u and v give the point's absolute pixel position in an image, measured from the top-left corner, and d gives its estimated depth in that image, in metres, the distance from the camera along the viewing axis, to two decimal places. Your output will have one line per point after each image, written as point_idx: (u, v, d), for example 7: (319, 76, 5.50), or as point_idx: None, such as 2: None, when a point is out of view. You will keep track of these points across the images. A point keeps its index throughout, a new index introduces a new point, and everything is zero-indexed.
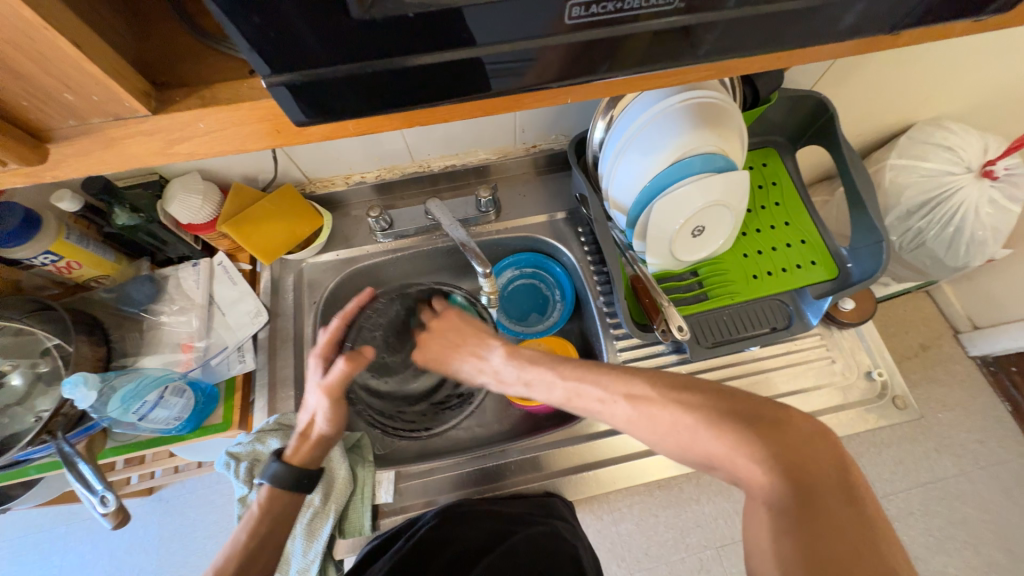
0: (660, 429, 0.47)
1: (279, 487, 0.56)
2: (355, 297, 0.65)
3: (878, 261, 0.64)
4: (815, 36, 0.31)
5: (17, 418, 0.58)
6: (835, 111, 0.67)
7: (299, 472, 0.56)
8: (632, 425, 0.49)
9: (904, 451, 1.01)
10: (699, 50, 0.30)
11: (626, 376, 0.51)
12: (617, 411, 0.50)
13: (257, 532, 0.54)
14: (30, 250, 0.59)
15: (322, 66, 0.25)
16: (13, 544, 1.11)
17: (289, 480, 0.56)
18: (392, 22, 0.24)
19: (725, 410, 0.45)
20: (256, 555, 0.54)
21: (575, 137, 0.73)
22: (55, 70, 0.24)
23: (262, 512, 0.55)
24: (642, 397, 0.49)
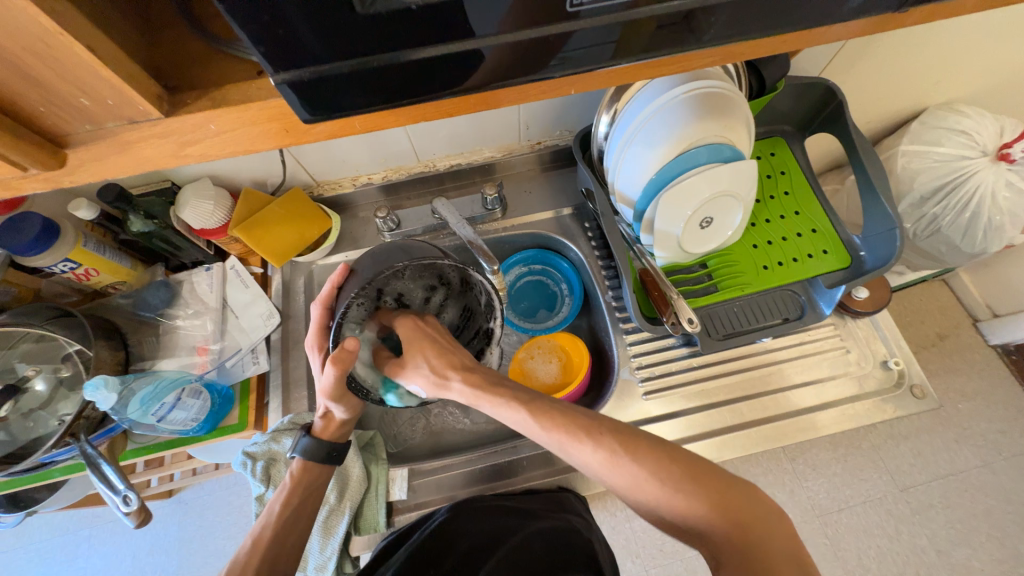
0: (625, 485, 0.44)
1: (312, 459, 0.57)
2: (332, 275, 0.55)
3: (891, 248, 0.63)
4: (819, 18, 0.30)
5: (41, 421, 0.60)
6: (843, 97, 0.66)
7: (329, 446, 0.58)
8: (607, 471, 0.45)
9: (923, 443, 0.99)
10: (702, 37, 0.30)
11: (603, 421, 0.47)
12: (596, 451, 0.45)
13: (290, 503, 0.56)
14: (49, 258, 0.60)
15: (327, 61, 0.26)
16: (39, 546, 1.13)
17: (319, 453, 0.58)
18: (394, 15, 0.24)
19: (683, 478, 0.42)
20: (283, 535, 0.54)
21: (580, 132, 0.73)
22: (72, 76, 0.24)
23: (295, 483, 0.57)
24: (631, 443, 0.45)
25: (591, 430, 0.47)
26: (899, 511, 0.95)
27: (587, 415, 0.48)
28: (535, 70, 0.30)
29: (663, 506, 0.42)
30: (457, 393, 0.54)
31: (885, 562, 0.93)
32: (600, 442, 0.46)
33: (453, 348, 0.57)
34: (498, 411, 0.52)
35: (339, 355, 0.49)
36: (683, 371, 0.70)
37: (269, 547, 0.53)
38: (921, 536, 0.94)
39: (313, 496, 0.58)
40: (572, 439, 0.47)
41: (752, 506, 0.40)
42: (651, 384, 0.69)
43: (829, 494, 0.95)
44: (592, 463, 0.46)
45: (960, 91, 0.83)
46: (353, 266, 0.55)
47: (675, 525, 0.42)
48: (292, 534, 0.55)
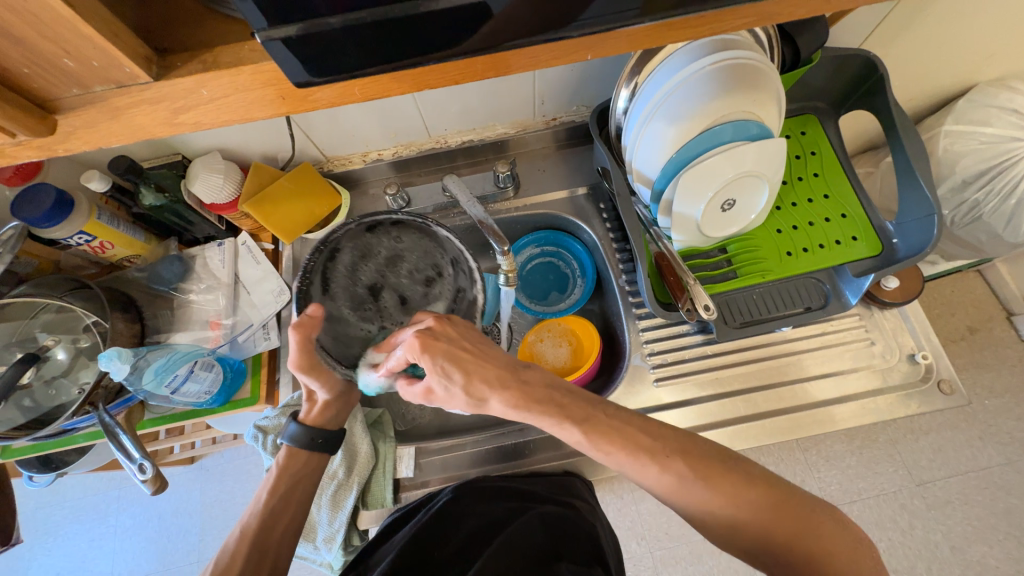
0: (694, 504, 0.44)
1: (300, 445, 0.58)
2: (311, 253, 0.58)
3: (928, 236, 0.59)
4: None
5: (63, 389, 0.61)
6: (885, 70, 0.61)
7: (314, 432, 0.58)
8: (673, 493, 0.44)
9: (945, 438, 0.96)
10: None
11: (668, 442, 0.46)
12: (663, 475, 0.44)
13: (276, 490, 0.56)
14: (64, 230, 0.61)
15: (327, 16, 0.24)
16: (73, 504, 1.20)
17: (304, 441, 0.58)
18: None
19: (766, 501, 0.43)
20: (270, 524, 0.55)
21: (597, 107, 0.69)
22: (53, 35, 0.23)
23: (283, 469, 0.57)
24: (702, 466, 0.44)
25: (655, 451, 0.45)
26: (914, 506, 0.93)
27: (650, 437, 0.46)
28: (546, 30, 0.28)
29: (740, 529, 0.43)
30: (500, 405, 0.47)
31: (896, 556, 0.92)
32: (668, 467, 0.44)
33: (490, 352, 0.48)
34: (551, 426, 0.47)
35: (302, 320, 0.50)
36: (696, 360, 0.68)
37: (257, 535, 0.53)
38: (936, 532, 0.92)
39: (302, 483, 0.58)
40: (635, 462, 0.45)
41: (831, 527, 0.42)
42: (663, 371, 0.68)
43: (841, 486, 0.93)
44: (657, 486, 0.45)
45: (1015, 65, 0.76)
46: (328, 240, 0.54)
47: (742, 543, 0.43)
48: (279, 523, 0.55)
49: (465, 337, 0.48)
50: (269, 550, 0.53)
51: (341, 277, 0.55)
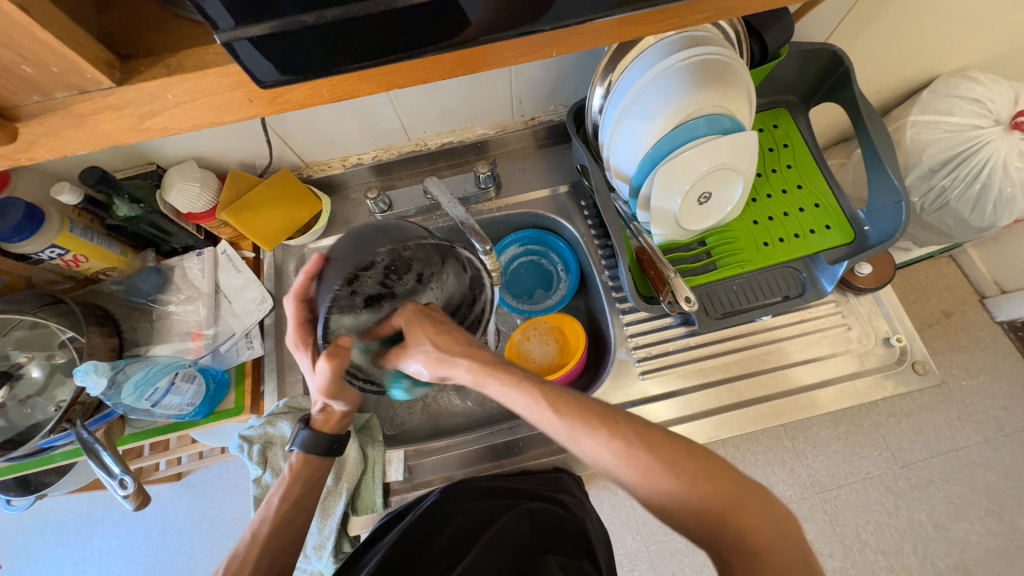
0: (646, 472, 0.43)
1: (313, 453, 0.56)
2: (302, 267, 0.52)
3: (896, 222, 0.61)
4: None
5: (39, 407, 0.60)
6: (850, 63, 0.63)
7: (329, 439, 0.56)
8: (621, 462, 0.44)
9: (925, 419, 0.99)
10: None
11: (614, 408, 0.47)
12: (611, 442, 0.44)
13: (289, 496, 0.55)
14: (35, 244, 0.60)
15: (299, 15, 0.24)
16: (54, 528, 1.16)
17: (320, 447, 0.57)
18: None
19: (698, 466, 0.43)
20: (285, 527, 0.54)
21: (574, 105, 0.70)
22: (7, 40, 0.23)
23: (294, 476, 0.56)
24: (650, 436, 0.44)
25: (607, 421, 0.45)
26: (899, 487, 0.95)
27: (601, 404, 0.47)
28: (514, 24, 0.28)
29: (670, 494, 0.42)
30: (462, 370, 0.47)
31: (883, 537, 0.94)
32: (616, 433, 0.44)
33: (461, 327, 0.51)
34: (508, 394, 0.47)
35: (335, 349, 0.46)
36: (680, 351, 0.69)
37: (270, 541, 0.53)
38: (920, 511, 0.94)
39: (314, 488, 0.57)
40: (586, 431, 0.45)
41: (759, 503, 0.42)
42: (648, 364, 0.69)
43: (828, 471, 0.96)
44: (605, 455, 0.44)
45: (974, 57, 0.79)
46: (326, 254, 0.52)
47: (676, 517, 0.43)
48: (292, 529, 0.54)
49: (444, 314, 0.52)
50: (281, 558, 0.53)
51: (344, 297, 0.49)
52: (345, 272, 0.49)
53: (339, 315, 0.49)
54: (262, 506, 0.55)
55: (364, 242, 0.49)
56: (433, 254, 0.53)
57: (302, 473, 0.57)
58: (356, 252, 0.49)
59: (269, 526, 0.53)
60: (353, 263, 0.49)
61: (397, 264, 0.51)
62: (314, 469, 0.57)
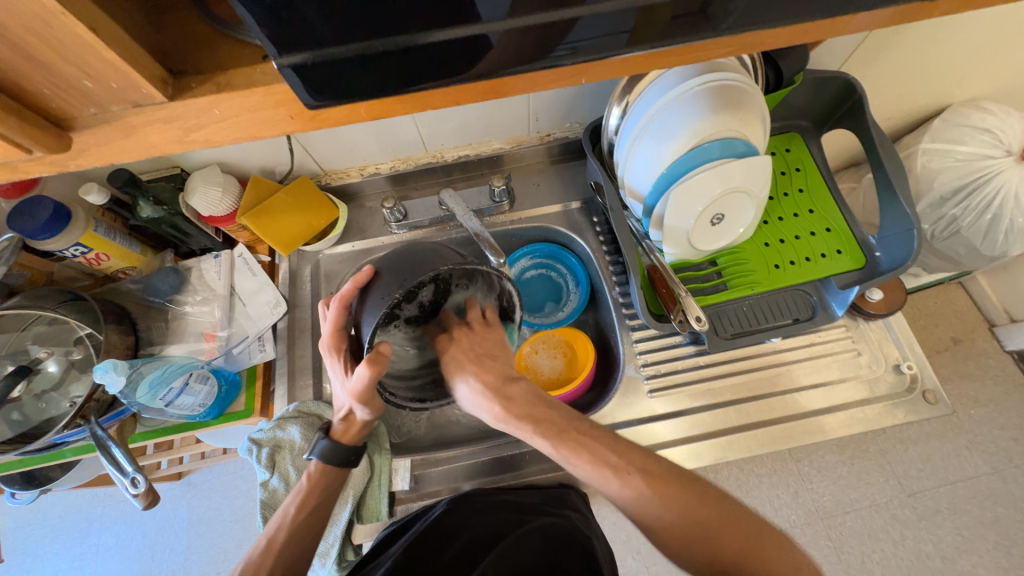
0: (664, 513, 0.44)
1: (330, 462, 0.57)
2: (353, 274, 0.51)
3: (908, 249, 0.62)
4: (823, 9, 0.30)
5: (53, 402, 0.61)
6: (863, 92, 0.64)
7: (348, 449, 0.57)
8: (635, 507, 0.45)
9: (933, 447, 0.98)
10: (698, 27, 0.30)
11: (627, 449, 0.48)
12: (625, 488, 0.46)
13: (305, 506, 0.55)
14: (61, 242, 0.61)
15: (347, 43, 0.26)
16: (52, 524, 1.16)
17: (338, 457, 0.57)
18: None
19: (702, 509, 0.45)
20: (301, 535, 0.54)
21: (591, 124, 0.71)
22: (73, 57, 0.24)
23: (312, 486, 0.57)
24: (661, 484, 0.46)
25: (619, 467, 0.47)
26: (905, 515, 0.93)
27: (614, 449, 0.48)
28: (546, 56, 0.30)
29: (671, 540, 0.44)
30: (493, 410, 0.54)
31: (889, 566, 0.92)
32: (628, 481, 0.46)
33: (494, 357, 0.56)
34: (533, 439, 0.51)
35: (375, 356, 0.46)
36: (688, 370, 0.69)
37: (286, 549, 0.53)
38: (927, 542, 0.93)
39: (330, 497, 0.57)
40: (603, 476, 0.47)
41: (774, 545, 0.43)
42: (657, 382, 0.69)
43: (833, 496, 0.95)
44: (621, 499, 0.46)
45: (985, 88, 0.81)
46: (376, 268, 0.50)
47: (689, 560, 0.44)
48: (307, 538, 0.55)
49: (478, 342, 0.56)
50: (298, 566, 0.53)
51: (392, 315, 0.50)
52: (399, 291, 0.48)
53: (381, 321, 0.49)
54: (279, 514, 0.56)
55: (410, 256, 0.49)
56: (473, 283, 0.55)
57: (318, 484, 0.57)
58: (407, 269, 0.49)
59: (289, 531, 0.54)
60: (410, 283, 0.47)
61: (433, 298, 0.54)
62: (330, 480, 0.58)
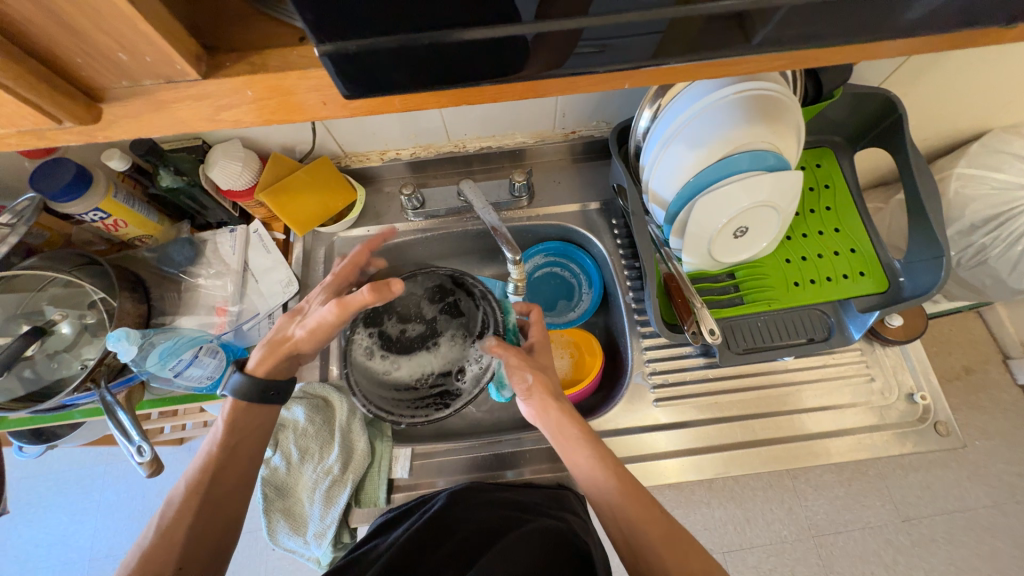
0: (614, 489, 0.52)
1: (244, 399, 0.55)
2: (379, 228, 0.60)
3: (934, 277, 0.60)
4: (885, 28, 0.29)
5: (64, 362, 0.62)
6: (904, 111, 0.62)
7: (264, 383, 0.55)
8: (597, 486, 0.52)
9: (934, 476, 0.97)
10: (751, 38, 0.29)
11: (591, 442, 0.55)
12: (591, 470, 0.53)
13: (226, 445, 0.53)
14: (81, 206, 0.61)
15: (388, 34, 0.25)
16: (57, 477, 1.20)
17: (253, 392, 0.55)
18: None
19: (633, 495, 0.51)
20: (220, 477, 0.52)
21: (619, 125, 0.70)
22: (109, 29, 0.24)
23: (229, 425, 0.54)
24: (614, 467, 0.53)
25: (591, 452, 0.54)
26: (900, 542, 0.93)
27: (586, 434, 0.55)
28: (589, 59, 0.28)
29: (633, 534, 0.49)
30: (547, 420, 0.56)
31: None
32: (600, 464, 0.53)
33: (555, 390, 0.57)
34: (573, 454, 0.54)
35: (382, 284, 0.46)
36: (696, 382, 0.69)
37: (209, 489, 0.51)
38: (919, 569, 0.92)
39: (250, 439, 0.55)
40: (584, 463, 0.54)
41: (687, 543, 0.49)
42: (663, 391, 0.68)
43: (827, 515, 0.94)
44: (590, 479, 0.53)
45: None
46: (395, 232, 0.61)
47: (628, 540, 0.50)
48: (228, 477, 0.53)
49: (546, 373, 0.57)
50: (225, 507, 0.52)
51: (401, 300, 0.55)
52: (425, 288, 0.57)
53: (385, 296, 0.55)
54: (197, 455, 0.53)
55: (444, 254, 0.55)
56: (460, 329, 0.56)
57: (236, 424, 0.54)
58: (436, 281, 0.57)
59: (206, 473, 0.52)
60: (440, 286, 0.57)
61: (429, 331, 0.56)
62: (249, 419, 0.55)
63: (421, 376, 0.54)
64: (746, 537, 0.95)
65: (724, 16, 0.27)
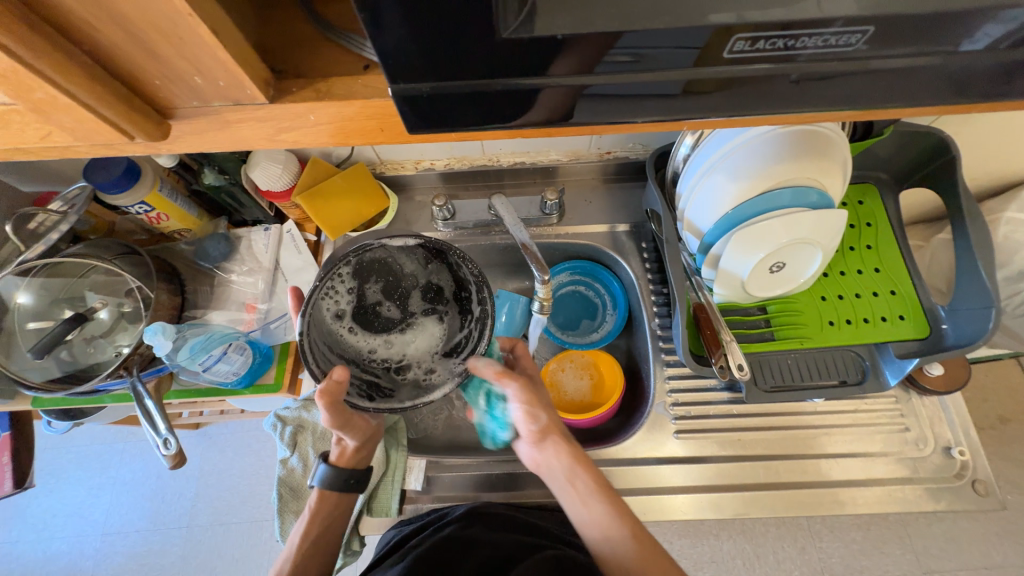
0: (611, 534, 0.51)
1: (331, 489, 0.57)
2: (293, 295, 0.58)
3: (982, 328, 0.58)
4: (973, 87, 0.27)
5: (100, 348, 0.64)
6: (958, 154, 0.60)
7: (347, 474, 0.57)
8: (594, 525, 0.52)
9: (962, 530, 0.92)
10: (824, 88, 0.28)
11: (595, 478, 0.54)
12: (589, 510, 0.52)
13: (308, 535, 0.55)
14: (128, 199, 0.63)
15: (460, 79, 0.26)
16: (79, 451, 1.24)
17: (338, 482, 0.57)
18: (531, 43, 0.24)
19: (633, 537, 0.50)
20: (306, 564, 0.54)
21: (657, 149, 0.69)
22: (189, 55, 0.24)
23: (314, 513, 0.56)
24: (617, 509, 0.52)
25: (589, 493, 0.53)
26: None
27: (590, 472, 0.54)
28: (648, 101, 0.28)
29: None
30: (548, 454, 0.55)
31: None
32: (601, 503, 0.52)
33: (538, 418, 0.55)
34: (568, 490, 0.54)
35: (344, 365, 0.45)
36: (720, 417, 0.67)
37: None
38: None
39: (332, 527, 0.57)
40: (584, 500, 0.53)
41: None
42: (685, 424, 0.67)
43: (843, 560, 0.91)
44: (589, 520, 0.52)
45: None
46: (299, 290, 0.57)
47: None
48: (316, 561, 0.55)
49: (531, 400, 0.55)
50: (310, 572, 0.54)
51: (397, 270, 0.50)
52: (426, 271, 0.51)
53: (386, 260, 0.49)
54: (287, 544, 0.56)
55: (464, 256, 0.48)
56: (442, 334, 0.51)
57: (321, 510, 0.57)
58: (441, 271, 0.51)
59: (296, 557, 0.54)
60: (443, 279, 0.51)
61: (415, 315, 0.51)
62: (334, 506, 0.58)
63: (374, 357, 0.49)
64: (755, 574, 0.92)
65: (796, 67, 0.27)
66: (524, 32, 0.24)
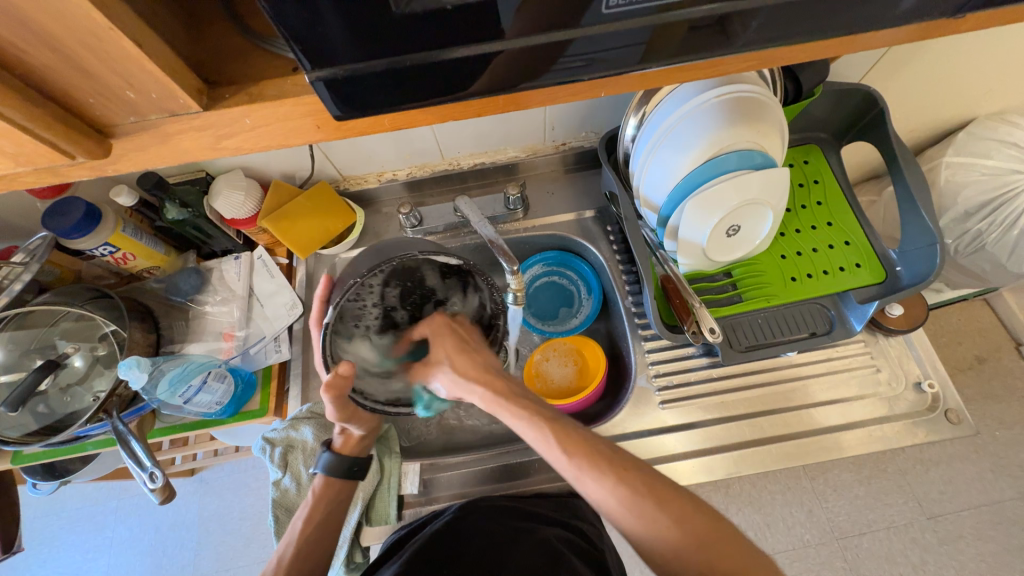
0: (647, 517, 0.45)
1: (335, 475, 0.59)
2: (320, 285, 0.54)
3: (930, 265, 0.60)
4: (852, 25, 0.30)
5: (77, 397, 0.63)
6: (885, 105, 0.63)
7: (349, 461, 0.59)
8: (623, 509, 0.45)
9: (956, 470, 0.94)
10: (723, 42, 0.30)
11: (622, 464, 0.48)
12: (611, 490, 0.46)
13: (313, 518, 0.57)
14: (91, 241, 0.63)
15: (372, 60, 0.27)
16: (69, 515, 1.19)
17: (341, 469, 0.59)
18: (430, 16, 0.25)
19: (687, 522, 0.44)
20: (306, 552, 0.55)
21: (607, 133, 0.72)
22: (119, 69, 0.26)
23: (318, 499, 0.58)
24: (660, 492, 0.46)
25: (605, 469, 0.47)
26: (926, 540, 0.90)
27: (606, 449, 0.49)
28: (565, 72, 0.30)
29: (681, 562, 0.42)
30: (478, 397, 0.54)
31: None
32: (624, 480, 0.46)
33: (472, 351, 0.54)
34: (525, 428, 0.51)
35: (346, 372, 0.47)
36: (701, 383, 0.69)
37: (296, 564, 0.54)
38: (947, 567, 0.90)
39: (336, 514, 0.58)
40: (592, 475, 0.47)
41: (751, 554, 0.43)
42: (669, 393, 0.68)
43: (850, 517, 0.92)
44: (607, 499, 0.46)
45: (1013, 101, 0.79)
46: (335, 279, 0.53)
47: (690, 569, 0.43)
48: (316, 554, 0.55)
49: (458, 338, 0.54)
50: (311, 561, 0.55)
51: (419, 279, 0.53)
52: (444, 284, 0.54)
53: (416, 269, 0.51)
54: (288, 530, 0.57)
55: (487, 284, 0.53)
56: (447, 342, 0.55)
57: (324, 497, 0.59)
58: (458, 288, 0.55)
59: (298, 546, 0.55)
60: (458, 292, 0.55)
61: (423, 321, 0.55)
62: (337, 492, 0.60)
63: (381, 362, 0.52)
64: (768, 543, 0.93)
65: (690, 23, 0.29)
66: (418, 5, 0.25)
